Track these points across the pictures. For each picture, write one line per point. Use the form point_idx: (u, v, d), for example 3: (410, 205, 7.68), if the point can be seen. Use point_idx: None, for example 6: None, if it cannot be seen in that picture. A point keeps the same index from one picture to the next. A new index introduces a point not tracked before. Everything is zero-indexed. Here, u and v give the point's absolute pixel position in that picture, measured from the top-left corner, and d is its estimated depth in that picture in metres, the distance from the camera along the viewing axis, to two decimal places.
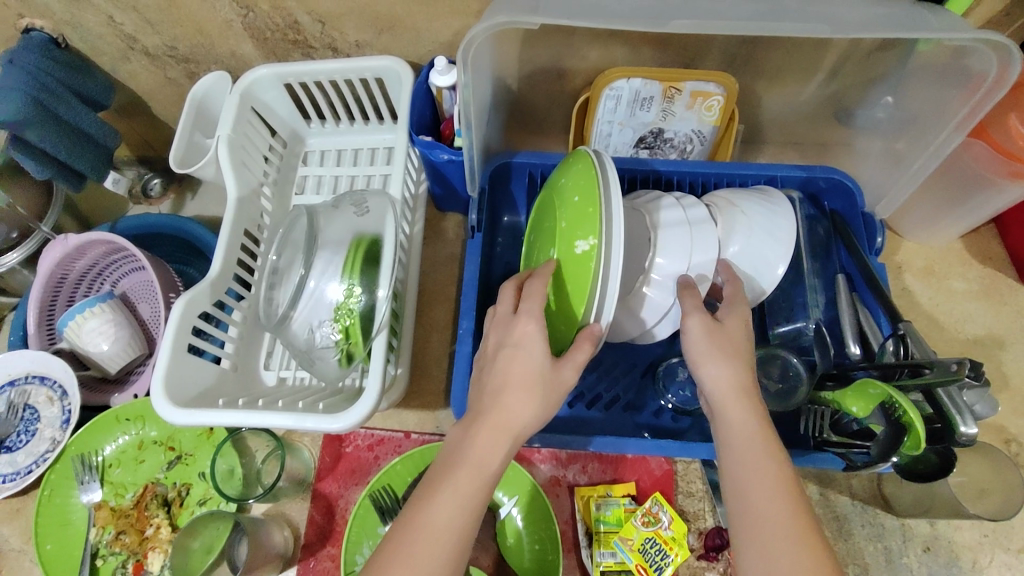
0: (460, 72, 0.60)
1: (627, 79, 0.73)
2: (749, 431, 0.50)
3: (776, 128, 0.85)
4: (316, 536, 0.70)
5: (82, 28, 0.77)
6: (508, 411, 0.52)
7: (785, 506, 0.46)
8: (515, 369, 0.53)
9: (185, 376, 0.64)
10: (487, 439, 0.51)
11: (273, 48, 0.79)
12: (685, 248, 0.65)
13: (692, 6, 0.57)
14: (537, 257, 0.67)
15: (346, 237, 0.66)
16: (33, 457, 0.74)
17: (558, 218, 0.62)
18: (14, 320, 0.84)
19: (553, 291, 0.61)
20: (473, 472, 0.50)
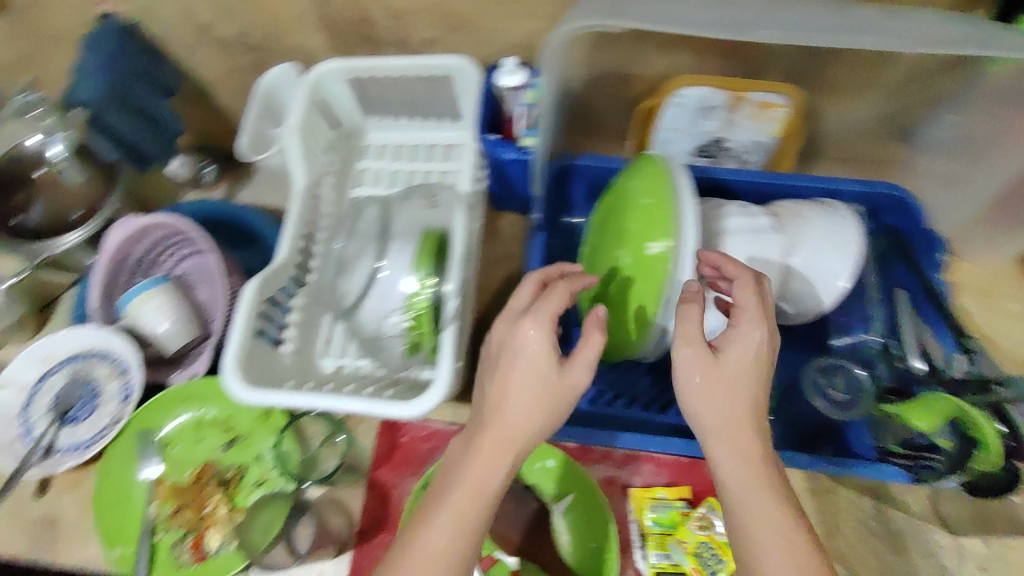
0: (542, 73, 0.63)
1: (693, 86, 0.73)
2: (745, 462, 0.48)
3: (835, 145, 0.84)
4: (370, 522, 0.70)
5: (155, 14, 0.77)
6: (510, 424, 0.50)
7: (784, 538, 0.46)
8: (527, 385, 0.50)
9: (256, 356, 0.66)
10: (489, 455, 0.49)
11: (343, 41, 0.80)
12: (752, 255, 0.66)
13: (781, 15, 0.57)
14: (601, 258, 0.67)
15: (418, 234, 0.69)
16: (95, 431, 0.76)
17: (627, 219, 0.62)
18: (79, 297, 0.87)
19: (623, 292, 0.62)
20: (472, 494, 0.49)
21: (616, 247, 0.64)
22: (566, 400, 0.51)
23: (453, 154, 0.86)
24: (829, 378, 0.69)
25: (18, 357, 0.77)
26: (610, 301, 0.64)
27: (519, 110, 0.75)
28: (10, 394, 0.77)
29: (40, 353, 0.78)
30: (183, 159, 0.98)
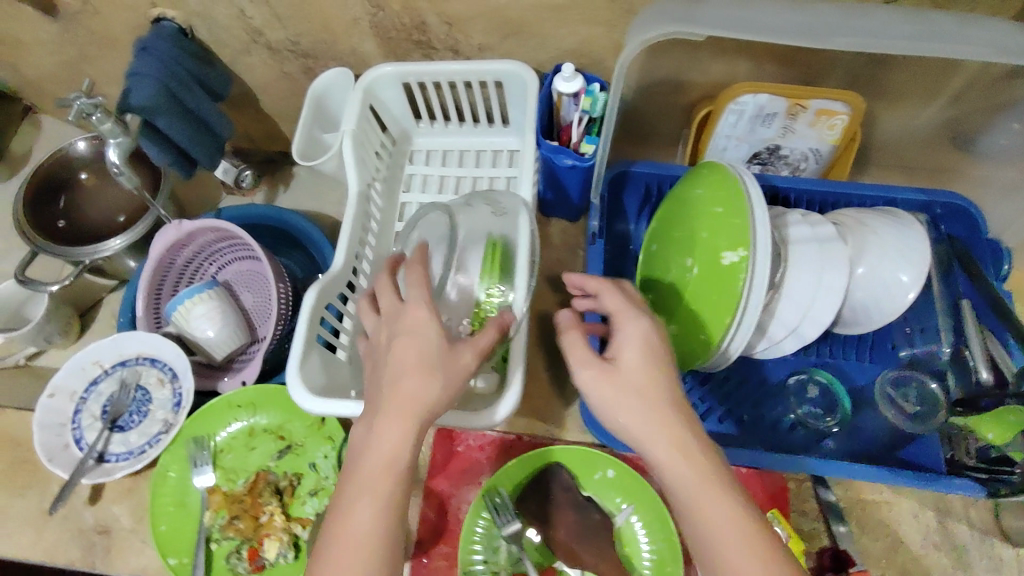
0: (613, 84, 0.62)
1: (753, 94, 0.72)
2: (672, 459, 0.47)
3: (889, 148, 0.83)
4: (429, 533, 0.70)
5: (211, 19, 0.77)
6: (409, 398, 0.51)
7: (737, 534, 0.44)
8: (408, 354, 0.53)
9: (314, 365, 0.66)
10: (394, 432, 0.51)
11: (395, 47, 0.79)
12: (819, 266, 0.65)
13: (867, 17, 0.55)
14: (668, 266, 0.66)
15: (493, 242, 0.66)
16: (146, 438, 0.76)
17: (695, 228, 0.62)
18: (123, 302, 0.85)
19: (693, 302, 0.62)
20: (382, 473, 0.51)
21: (686, 255, 0.63)
22: (455, 377, 0.53)
23: (502, 161, 0.86)
24: (900, 390, 0.70)
25: (70, 362, 0.78)
26: (687, 310, 0.63)
27: (575, 117, 0.74)
28: (61, 401, 0.77)
29: (92, 358, 0.79)
30: (230, 168, 0.96)
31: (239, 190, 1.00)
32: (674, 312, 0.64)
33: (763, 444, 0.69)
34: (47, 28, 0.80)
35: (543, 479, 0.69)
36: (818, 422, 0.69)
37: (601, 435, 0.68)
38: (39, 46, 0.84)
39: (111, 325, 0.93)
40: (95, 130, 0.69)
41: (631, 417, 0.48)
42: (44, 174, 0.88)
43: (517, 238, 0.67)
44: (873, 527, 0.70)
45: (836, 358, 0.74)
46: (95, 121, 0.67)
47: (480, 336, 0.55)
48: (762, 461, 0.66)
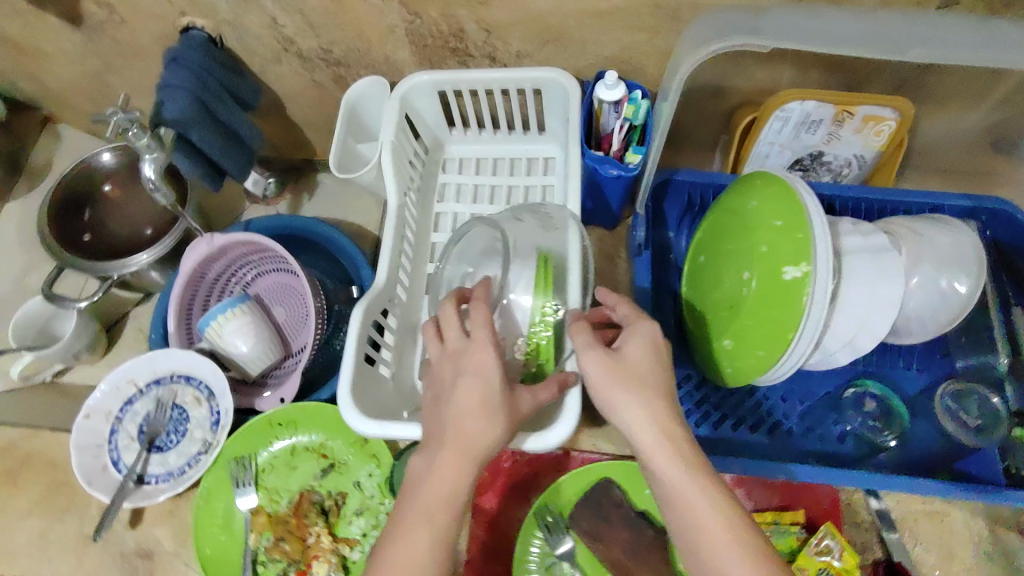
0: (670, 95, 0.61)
1: (801, 101, 0.70)
2: (669, 459, 0.49)
3: (931, 153, 0.82)
4: (481, 552, 0.71)
5: (241, 28, 0.74)
6: (471, 437, 0.52)
7: (721, 532, 0.47)
8: (471, 398, 0.53)
9: (364, 384, 0.65)
10: (449, 465, 0.51)
11: (430, 54, 0.76)
12: (875, 277, 0.63)
13: (936, 25, 0.53)
14: (722, 279, 0.66)
15: (551, 260, 0.66)
16: (186, 458, 0.75)
17: (753, 241, 0.61)
18: (154, 318, 0.83)
19: (750, 316, 0.61)
20: (438, 508, 0.50)
21: (742, 268, 0.62)
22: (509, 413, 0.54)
23: (537, 169, 0.84)
24: (961, 403, 0.70)
25: (104, 382, 0.76)
26: (744, 326, 0.61)
27: (617, 125, 0.73)
28: (97, 421, 0.76)
29: (126, 377, 0.77)
30: (259, 180, 0.94)
31: (264, 199, 0.98)
32: (730, 326, 0.63)
33: (812, 456, 0.70)
34: (72, 38, 0.79)
35: (595, 496, 0.69)
36: (869, 434, 0.71)
37: None
38: (62, 57, 0.83)
39: (139, 341, 0.92)
40: (131, 145, 0.67)
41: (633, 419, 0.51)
42: (66, 189, 0.86)
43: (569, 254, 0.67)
44: (927, 537, 0.71)
45: (888, 368, 0.73)
46: (131, 136, 0.66)
47: (542, 390, 0.58)
48: (821, 477, 0.66)
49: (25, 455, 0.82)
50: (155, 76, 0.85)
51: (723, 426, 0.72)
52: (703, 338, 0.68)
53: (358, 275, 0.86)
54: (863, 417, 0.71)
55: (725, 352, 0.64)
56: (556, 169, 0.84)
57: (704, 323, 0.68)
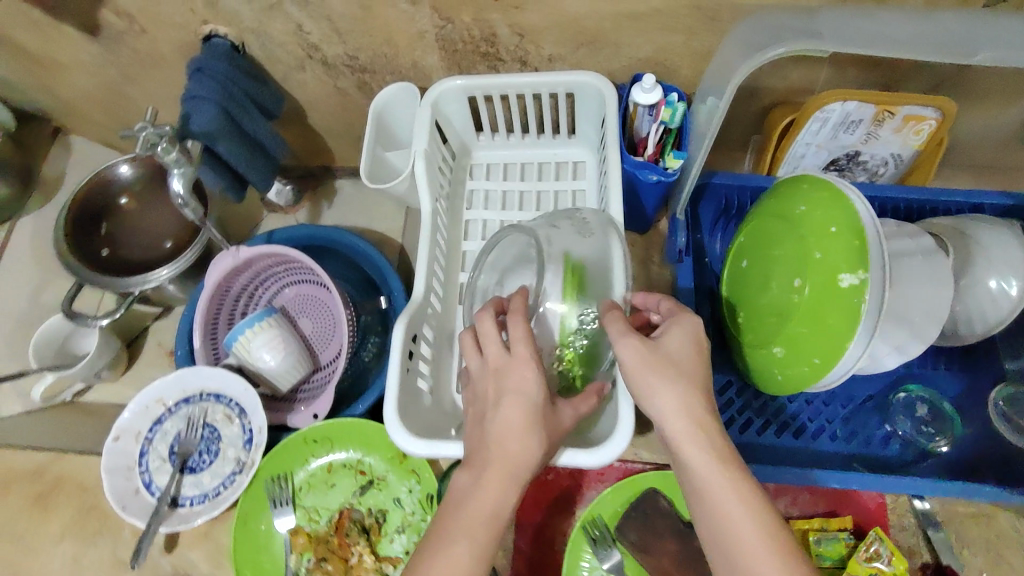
0: (722, 101, 0.59)
1: (842, 102, 0.69)
2: (705, 457, 0.48)
3: (965, 149, 0.81)
4: (526, 566, 0.70)
5: (265, 35, 0.72)
6: (515, 455, 0.51)
7: (754, 530, 0.45)
8: (516, 416, 0.52)
9: (406, 399, 0.64)
10: (498, 486, 0.50)
11: (460, 59, 0.75)
12: (922, 279, 0.63)
13: (997, 25, 0.52)
14: (772, 286, 0.64)
15: (588, 265, 0.64)
16: (220, 478, 0.73)
17: (806, 248, 0.60)
18: (178, 335, 0.81)
19: (806, 325, 0.60)
20: (478, 520, 0.49)
21: (793, 275, 0.61)
22: (552, 428, 0.54)
23: (567, 173, 0.83)
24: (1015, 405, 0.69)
25: (133, 402, 0.74)
26: (800, 333, 0.60)
27: (653, 129, 0.71)
28: (126, 443, 0.74)
29: (154, 397, 0.75)
30: (282, 192, 0.92)
31: (282, 207, 0.96)
32: (781, 333, 0.62)
33: (858, 461, 0.70)
34: (87, 47, 0.76)
35: (642, 507, 0.68)
36: (917, 438, 0.70)
37: None
38: (77, 68, 0.80)
39: (159, 356, 0.89)
40: (160, 160, 0.65)
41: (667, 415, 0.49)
42: (82, 204, 0.84)
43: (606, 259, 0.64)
44: (974, 540, 0.71)
45: (931, 369, 0.73)
46: (161, 151, 0.64)
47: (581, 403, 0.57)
48: (872, 485, 0.65)
49: (54, 478, 0.80)
50: (171, 85, 0.82)
51: (767, 432, 0.72)
52: (747, 344, 0.67)
53: (386, 285, 0.84)
54: (913, 420, 0.70)
55: (776, 360, 0.63)
56: (587, 174, 0.82)
57: (751, 330, 0.67)
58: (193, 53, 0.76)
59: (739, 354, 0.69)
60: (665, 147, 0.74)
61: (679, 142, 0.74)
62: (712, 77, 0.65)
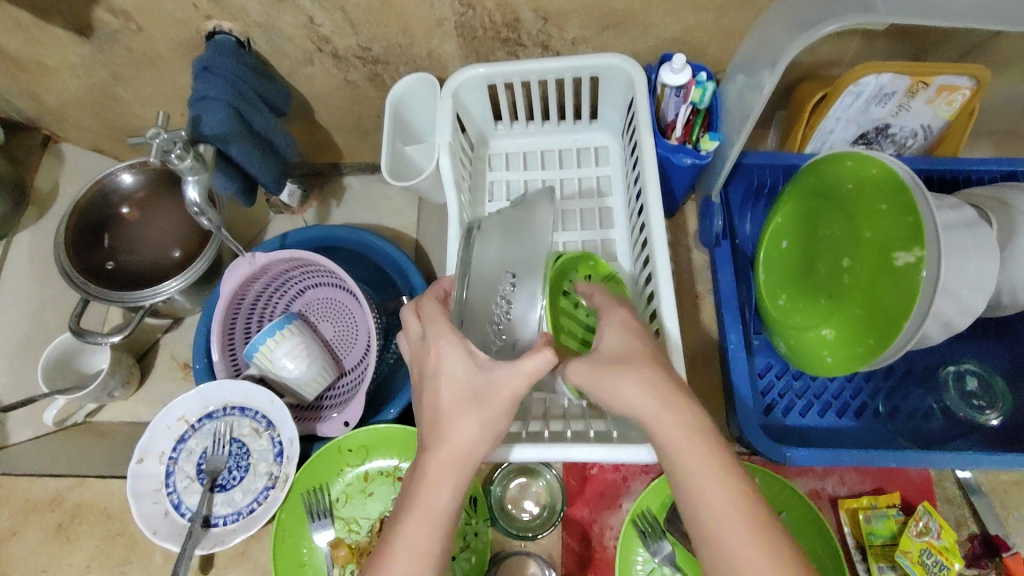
0: (770, 81, 0.57)
1: (876, 75, 0.67)
2: (689, 455, 0.42)
3: (989, 115, 0.80)
4: (577, 564, 0.68)
5: (274, 29, 0.68)
6: (450, 438, 0.44)
7: (750, 531, 0.40)
8: (455, 402, 0.45)
9: None
10: (435, 477, 0.44)
11: (478, 46, 0.72)
12: (965, 250, 0.60)
13: None
14: (821, 267, 0.65)
15: (512, 237, 0.57)
16: (253, 495, 0.70)
17: (859, 228, 0.60)
18: (195, 347, 0.78)
19: (860, 305, 0.60)
20: (422, 519, 0.43)
21: (848, 254, 0.62)
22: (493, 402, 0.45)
23: (590, 159, 0.80)
24: None
25: (154, 422, 0.71)
26: (857, 313, 0.60)
27: (682, 111, 0.69)
28: (151, 465, 0.71)
29: (176, 414, 0.72)
30: (294, 191, 0.87)
31: (288, 208, 0.92)
32: (835, 313, 0.62)
33: (903, 436, 0.69)
34: (80, 49, 0.72)
35: None
36: (967, 412, 0.68)
37: (764, 451, 0.64)
38: (66, 71, 0.75)
39: (173, 370, 0.86)
40: (173, 168, 0.61)
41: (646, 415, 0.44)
42: (82, 216, 0.80)
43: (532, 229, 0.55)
44: (1020, 507, 0.71)
45: (972, 341, 0.72)
46: (174, 158, 0.60)
47: (526, 360, 0.44)
48: (913, 461, 0.62)
49: (74, 506, 0.77)
50: (169, 85, 0.78)
51: (809, 413, 0.70)
52: (790, 326, 0.66)
53: (406, 282, 0.82)
54: (961, 393, 0.69)
55: (825, 342, 0.63)
56: (611, 159, 0.80)
57: (795, 311, 0.67)
58: (194, 51, 0.72)
59: (779, 337, 0.67)
60: (693, 128, 0.71)
61: (707, 123, 0.71)
62: (747, 54, 0.64)
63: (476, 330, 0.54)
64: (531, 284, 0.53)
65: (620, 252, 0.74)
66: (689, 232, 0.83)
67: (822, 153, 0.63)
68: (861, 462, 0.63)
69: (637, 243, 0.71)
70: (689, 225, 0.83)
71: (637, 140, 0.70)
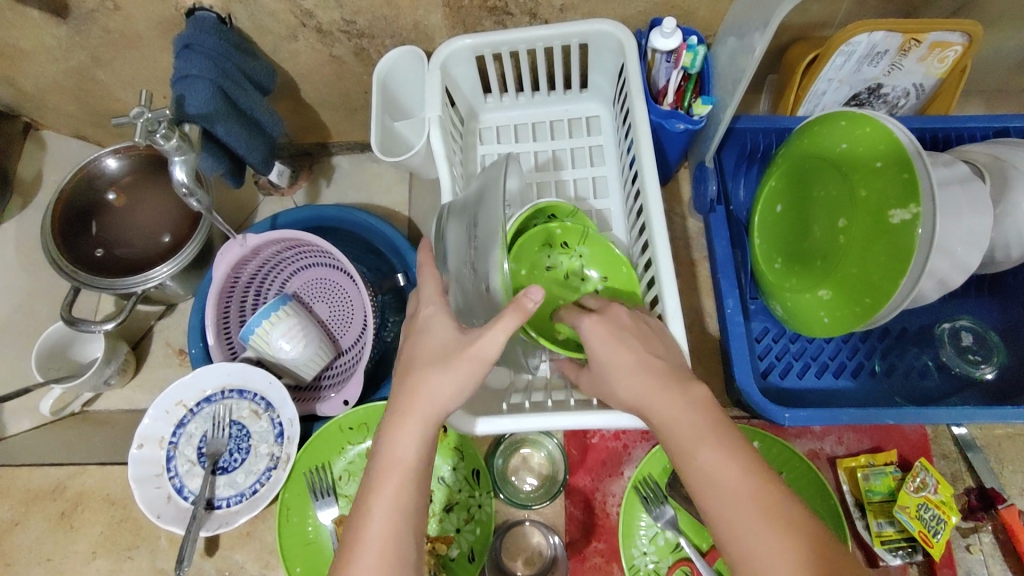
0: (762, 42, 0.56)
1: (868, 33, 0.66)
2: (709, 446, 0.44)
3: (979, 73, 0.80)
4: (581, 532, 0.69)
5: (254, 4, 0.66)
6: (421, 398, 0.45)
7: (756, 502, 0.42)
8: (451, 372, 0.45)
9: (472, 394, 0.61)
10: (409, 437, 0.44)
11: (465, 16, 0.70)
12: (956, 207, 0.60)
13: None
14: (814, 231, 0.65)
15: (472, 201, 0.58)
16: (255, 476, 0.71)
17: (854, 187, 0.60)
18: (191, 332, 0.77)
19: (856, 265, 0.60)
20: (391, 470, 0.44)
21: (841, 214, 0.62)
22: (470, 365, 0.45)
23: (581, 125, 0.80)
24: None
25: (153, 408, 0.71)
26: (851, 273, 0.60)
27: (673, 76, 0.69)
28: (151, 450, 0.71)
29: (174, 399, 0.72)
30: (284, 171, 0.87)
31: (278, 190, 0.92)
32: (828, 274, 0.62)
33: (899, 394, 0.70)
34: (55, 31, 0.70)
35: None
36: (962, 367, 0.69)
37: (764, 412, 0.64)
38: (42, 54, 0.73)
39: (169, 357, 0.86)
40: (159, 148, 0.60)
41: (668, 401, 0.47)
42: (67, 202, 0.79)
43: (484, 190, 0.57)
44: (1014, 460, 0.72)
45: (966, 299, 0.72)
46: (160, 138, 0.59)
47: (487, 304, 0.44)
48: (911, 417, 0.62)
49: (76, 494, 0.77)
50: (151, 65, 0.76)
51: (807, 375, 0.71)
52: (786, 288, 0.66)
53: (400, 260, 0.81)
54: (956, 348, 0.70)
55: (822, 303, 0.63)
56: (602, 128, 0.79)
57: (792, 275, 0.66)
58: (174, 30, 0.70)
59: (775, 301, 0.68)
60: (686, 94, 0.71)
61: (699, 88, 0.71)
62: (738, 16, 0.63)
63: (457, 275, 0.58)
64: (487, 246, 0.53)
65: (614, 223, 0.74)
66: (683, 200, 0.83)
67: (816, 115, 0.63)
68: (859, 421, 0.63)
69: (631, 212, 0.71)
70: (683, 194, 0.83)
71: (629, 107, 0.69)
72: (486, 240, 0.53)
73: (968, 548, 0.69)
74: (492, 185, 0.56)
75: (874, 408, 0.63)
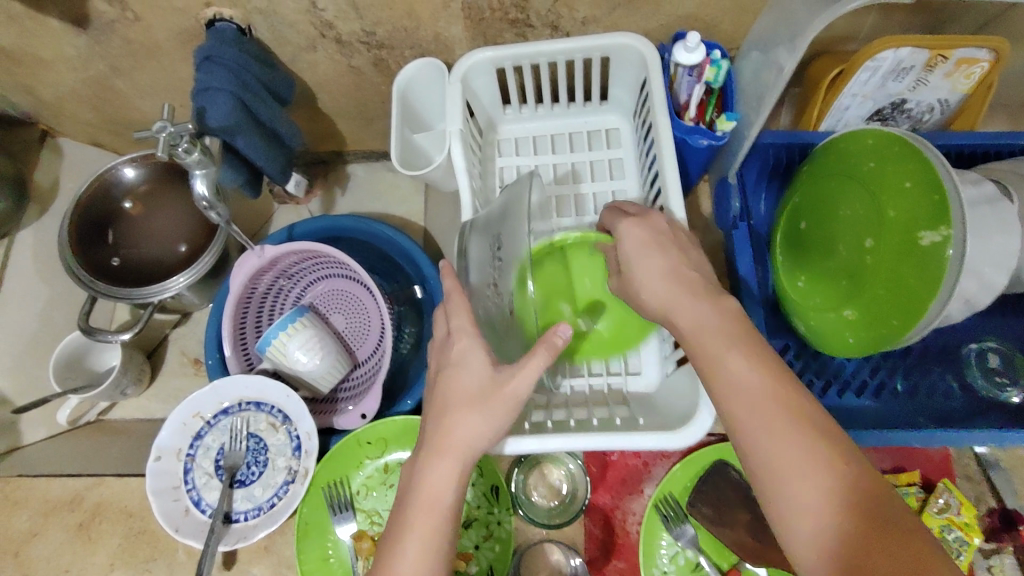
0: (791, 59, 0.55)
1: (895, 49, 0.65)
2: (771, 432, 0.40)
3: (1004, 89, 0.79)
4: (601, 551, 0.69)
5: (276, 16, 0.66)
6: (453, 432, 0.45)
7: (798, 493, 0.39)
8: (482, 406, 0.45)
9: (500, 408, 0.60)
10: (439, 471, 0.44)
11: (486, 27, 0.70)
12: (988, 228, 0.59)
13: None
14: (840, 249, 0.64)
15: (495, 216, 0.58)
16: (273, 490, 0.70)
17: (883, 206, 0.59)
18: (207, 343, 0.77)
19: (884, 285, 0.59)
20: (425, 510, 0.43)
21: (869, 233, 0.61)
22: (501, 399, 0.45)
23: (601, 136, 0.79)
24: None
25: (170, 419, 0.71)
26: (879, 294, 0.59)
27: (695, 92, 0.68)
28: (169, 462, 0.71)
29: (191, 411, 0.72)
30: (301, 181, 0.86)
31: (294, 199, 0.91)
32: (855, 293, 0.62)
33: (923, 415, 0.69)
34: (76, 41, 0.69)
35: (713, 480, 0.67)
36: (988, 389, 0.68)
37: None
38: (62, 63, 0.73)
39: (184, 366, 0.86)
40: (181, 162, 0.60)
41: (720, 381, 0.43)
42: (84, 211, 0.78)
43: (506, 207, 0.57)
44: None
45: (989, 318, 0.72)
46: (181, 152, 0.59)
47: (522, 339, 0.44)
48: (933, 440, 0.61)
49: (94, 505, 0.77)
50: (171, 75, 0.76)
51: (828, 395, 0.70)
52: (810, 308, 0.66)
53: (418, 272, 0.81)
54: (982, 369, 0.69)
55: (847, 323, 0.62)
56: (622, 141, 0.78)
57: (815, 293, 0.66)
58: (193, 40, 0.70)
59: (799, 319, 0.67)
60: (708, 107, 0.70)
61: (722, 103, 0.71)
62: (764, 31, 0.62)
63: (479, 292, 0.57)
64: (512, 265, 0.53)
65: None
66: (702, 215, 0.83)
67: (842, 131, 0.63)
68: (882, 441, 0.62)
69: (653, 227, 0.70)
70: (703, 208, 0.83)
71: (651, 121, 0.68)
72: (510, 259, 0.53)
73: (990, 570, 0.68)
74: (518, 198, 0.56)
75: (898, 431, 0.62)
